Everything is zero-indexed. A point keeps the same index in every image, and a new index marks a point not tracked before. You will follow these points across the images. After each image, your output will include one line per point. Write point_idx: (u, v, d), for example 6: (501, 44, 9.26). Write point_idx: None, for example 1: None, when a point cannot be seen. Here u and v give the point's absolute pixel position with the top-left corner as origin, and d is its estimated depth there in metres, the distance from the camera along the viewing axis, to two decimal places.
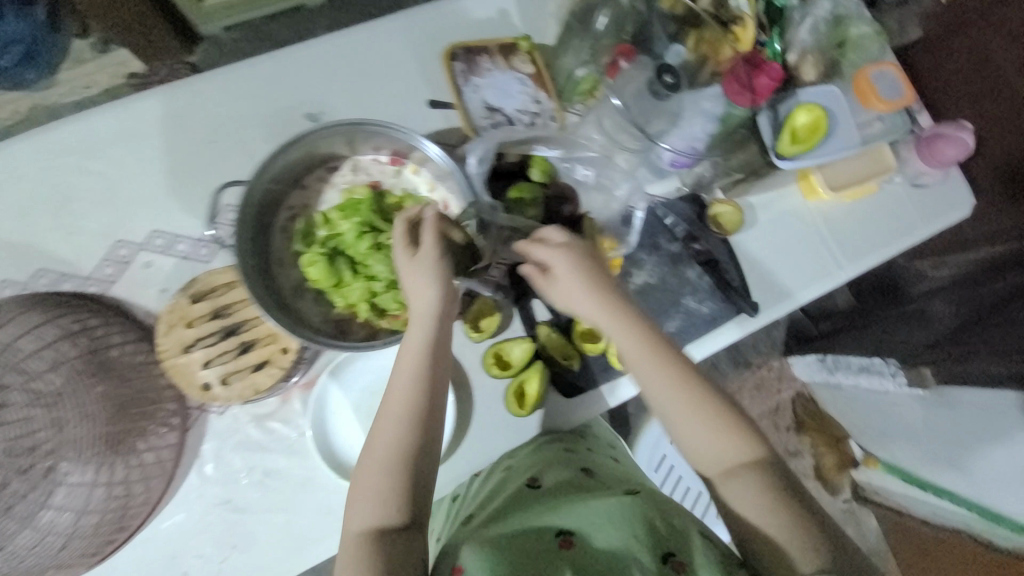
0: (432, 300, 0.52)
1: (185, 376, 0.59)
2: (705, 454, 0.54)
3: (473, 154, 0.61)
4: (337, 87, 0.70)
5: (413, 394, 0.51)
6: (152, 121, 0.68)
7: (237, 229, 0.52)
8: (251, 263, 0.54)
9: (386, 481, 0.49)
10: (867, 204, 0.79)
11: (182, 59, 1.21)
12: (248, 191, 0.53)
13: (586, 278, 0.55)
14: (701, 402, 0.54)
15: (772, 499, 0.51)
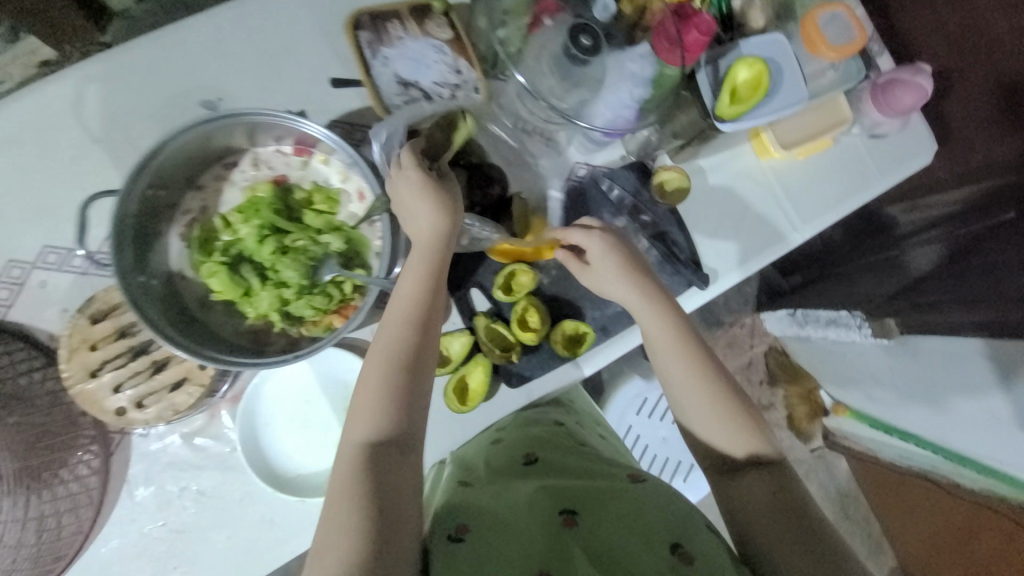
0: (428, 221, 0.51)
1: (96, 403, 0.56)
2: (722, 437, 0.56)
3: (377, 139, 0.56)
4: (233, 69, 0.63)
5: (413, 308, 0.50)
6: (29, 124, 0.60)
7: (111, 243, 0.47)
8: (139, 279, 0.50)
9: (386, 388, 0.48)
10: (822, 159, 0.75)
11: (95, 40, 1.02)
12: (122, 201, 0.48)
13: (623, 263, 0.58)
14: (718, 384, 0.57)
15: (782, 503, 0.51)
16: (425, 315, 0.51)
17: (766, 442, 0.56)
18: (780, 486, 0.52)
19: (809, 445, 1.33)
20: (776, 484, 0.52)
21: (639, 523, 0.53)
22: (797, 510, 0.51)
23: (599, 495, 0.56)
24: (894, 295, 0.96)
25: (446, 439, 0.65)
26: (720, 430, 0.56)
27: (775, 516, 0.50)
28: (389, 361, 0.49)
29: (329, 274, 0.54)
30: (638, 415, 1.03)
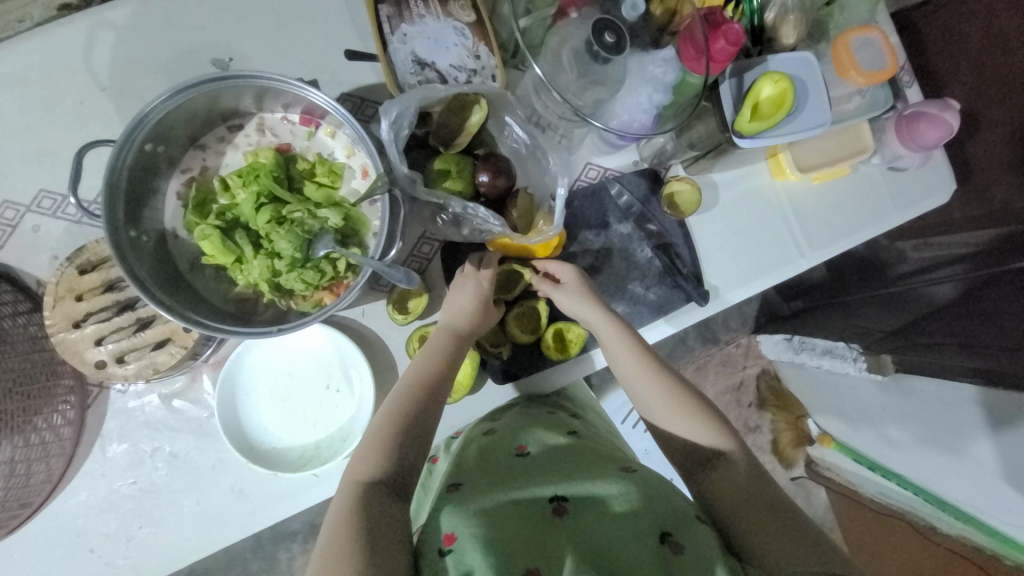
0: (460, 315, 0.58)
1: (76, 354, 0.55)
2: (682, 435, 0.57)
3: (387, 117, 0.51)
4: (249, 30, 0.61)
5: (430, 374, 0.55)
6: (39, 66, 0.59)
7: (103, 195, 0.45)
8: (129, 236, 0.48)
9: (388, 439, 0.51)
10: (838, 185, 0.73)
11: None
12: (118, 152, 0.46)
13: (581, 284, 0.62)
14: (670, 379, 0.59)
15: (761, 496, 0.52)
16: (437, 384, 0.54)
17: (733, 434, 0.57)
18: (755, 478, 0.53)
19: (789, 473, 1.32)
20: (752, 476, 0.53)
21: (631, 509, 0.50)
22: (775, 499, 0.52)
23: (589, 478, 0.53)
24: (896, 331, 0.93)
25: None
26: (687, 427, 0.57)
27: (756, 506, 0.51)
28: (394, 417, 0.52)
29: (323, 249, 0.52)
30: (624, 423, 1.03)
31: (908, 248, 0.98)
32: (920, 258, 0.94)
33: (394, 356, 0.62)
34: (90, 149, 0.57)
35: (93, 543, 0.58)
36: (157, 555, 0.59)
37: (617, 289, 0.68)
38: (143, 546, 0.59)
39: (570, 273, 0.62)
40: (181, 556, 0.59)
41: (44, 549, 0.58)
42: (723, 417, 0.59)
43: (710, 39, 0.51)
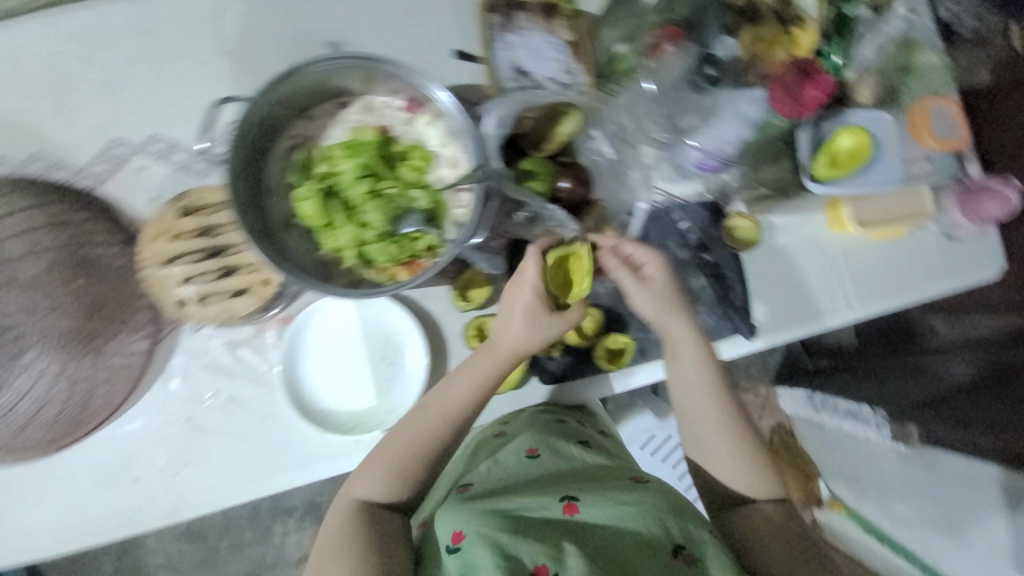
0: (518, 340, 0.56)
1: (163, 289, 0.59)
2: (734, 472, 0.59)
3: (492, 115, 0.56)
4: (364, 18, 0.66)
5: (460, 413, 0.57)
6: (170, 21, 0.64)
7: (230, 145, 0.50)
8: (241, 186, 0.53)
9: (402, 466, 0.55)
10: (892, 246, 0.75)
11: None
12: (250, 108, 0.51)
13: (667, 300, 0.58)
14: (732, 415, 0.60)
15: (785, 536, 0.56)
16: (462, 427, 0.57)
17: (773, 483, 0.60)
18: (778, 520, 0.58)
19: None
20: (776, 517, 0.58)
21: (640, 519, 0.53)
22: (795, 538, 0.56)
23: (601, 488, 0.56)
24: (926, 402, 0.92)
25: None
26: (735, 465, 0.59)
27: (782, 546, 0.55)
28: (415, 446, 0.56)
29: (411, 226, 0.56)
30: (642, 449, 1.01)
31: (942, 324, 0.99)
32: (953, 335, 0.96)
33: (449, 341, 0.65)
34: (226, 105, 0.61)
35: (139, 474, 0.60)
36: (195, 496, 0.61)
37: None
38: (185, 485, 0.61)
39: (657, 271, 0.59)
40: (216, 501, 0.61)
41: (91, 470, 0.60)
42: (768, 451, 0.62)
43: (801, 86, 0.55)
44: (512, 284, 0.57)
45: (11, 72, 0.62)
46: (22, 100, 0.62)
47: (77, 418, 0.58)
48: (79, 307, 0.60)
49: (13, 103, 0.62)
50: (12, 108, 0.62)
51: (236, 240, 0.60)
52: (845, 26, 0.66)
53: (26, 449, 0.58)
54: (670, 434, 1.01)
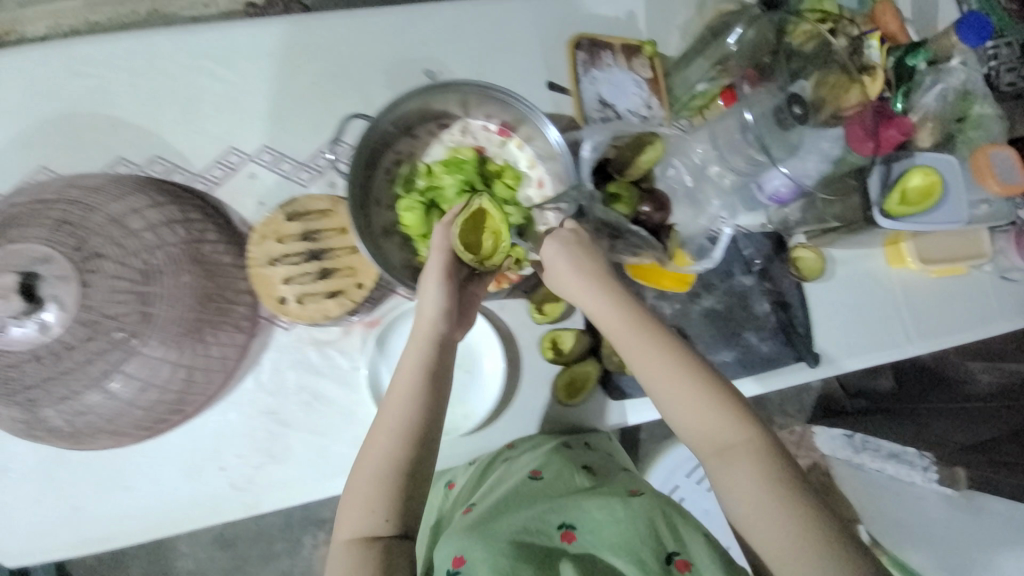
0: (436, 316, 0.53)
1: (266, 287, 0.63)
2: (701, 432, 0.50)
3: (589, 142, 0.62)
4: (460, 50, 0.72)
5: (407, 418, 0.51)
6: (287, 45, 0.70)
7: (353, 159, 0.57)
8: (357, 195, 0.59)
9: (377, 495, 0.48)
10: (951, 284, 0.77)
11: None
12: (372, 127, 0.58)
13: (579, 254, 0.55)
14: (675, 363, 0.51)
15: (769, 489, 0.46)
16: (423, 432, 0.51)
17: (751, 420, 0.50)
18: (765, 465, 0.48)
19: None
20: (763, 462, 0.48)
21: (627, 537, 0.51)
22: (784, 483, 0.47)
23: (596, 504, 0.55)
24: (971, 447, 0.92)
25: (533, 425, 0.68)
26: (694, 417, 0.50)
27: (771, 504, 0.46)
28: (379, 468, 0.49)
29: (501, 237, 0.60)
30: (688, 478, 1.00)
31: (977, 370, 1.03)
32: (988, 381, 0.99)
33: (523, 352, 0.68)
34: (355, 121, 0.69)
35: (226, 463, 0.63)
36: (274, 489, 0.63)
37: (732, 335, 0.72)
38: (268, 478, 0.63)
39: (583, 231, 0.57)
40: (295, 496, 0.63)
41: (180, 458, 0.62)
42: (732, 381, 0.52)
43: (880, 125, 0.60)
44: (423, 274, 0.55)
45: (141, 81, 0.68)
46: (148, 108, 0.68)
47: (173, 408, 0.60)
48: (192, 299, 0.59)
49: (140, 109, 0.67)
50: (139, 114, 0.67)
51: (335, 245, 0.65)
52: (908, 75, 0.71)
53: (121, 433, 0.58)
54: None
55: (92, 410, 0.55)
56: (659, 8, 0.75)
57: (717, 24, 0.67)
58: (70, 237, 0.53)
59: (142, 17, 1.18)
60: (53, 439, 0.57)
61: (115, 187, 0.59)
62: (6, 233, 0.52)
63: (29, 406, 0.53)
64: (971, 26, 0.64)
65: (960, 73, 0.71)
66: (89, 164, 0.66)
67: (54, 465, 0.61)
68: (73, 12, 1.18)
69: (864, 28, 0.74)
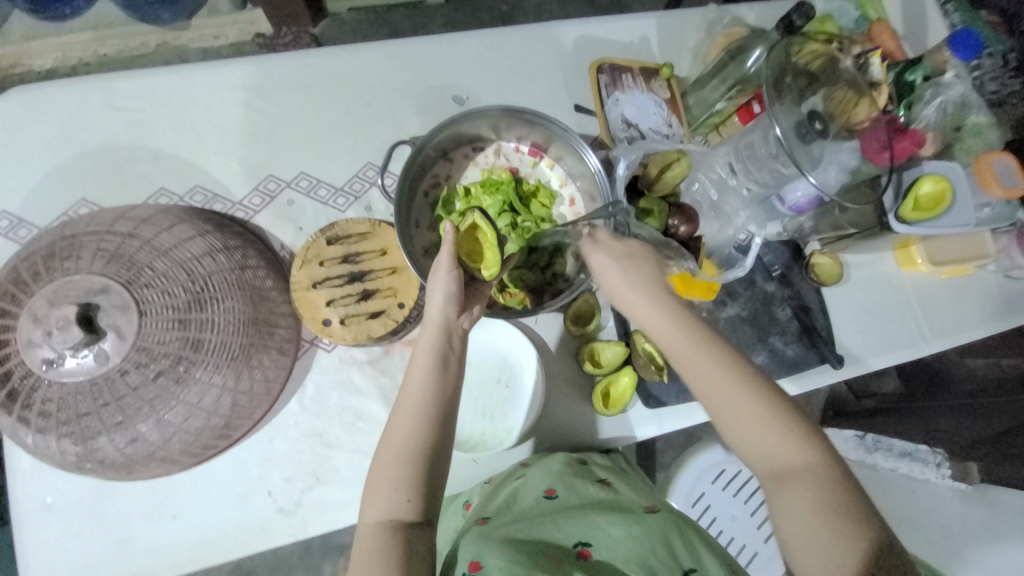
0: (444, 304, 0.53)
1: (311, 310, 0.64)
2: (758, 446, 0.48)
3: (622, 162, 0.65)
4: (485, 76, 0.75)
5: (424, 403, 0.50)
6: (319, 75, 0.73)
7: (399, 183, 0.59)
8: (402, 217, 0.61)
9: (399, 477, 0.48)
10: (958, 284, 0.81)
11: (306, 30, 1.23)
12: (415, 153, 0.61)
13: (628, 266, 0.55)
14: (734, 371, 0.49)
15: (828, 518, 0.43)
16: (440, 415, 0.51)
17: (812, 442, 0.47)
18: (825, 492, 0.45)
19: None
20: (825, 489, 0.45)
21: (644, 556, 0.50)
22: (844, 513, 0.43)
23: (613, 520, 0.54)
24: (980, 442, 0.96)
25: (572, 437, 0.69)
26: (751, 429, 0.48)
27: (829, 534, 0.43)
28: (400, 451, 0.49)
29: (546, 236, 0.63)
30: (713, 485, 0.98)
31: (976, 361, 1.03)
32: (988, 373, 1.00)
33: (560, 365, 0.70)
34: (401, 146, 0.72)
35: (272, 486, 0.63)
36: (320, 512, 0.63)
37: (759, 340, 0.75)
38: (312, 500, 0.63)
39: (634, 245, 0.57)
40: (340, 518, 0.64)
41: (226, 483, 0.63)
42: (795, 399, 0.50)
43: (895, 138, 0.66)
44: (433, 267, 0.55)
45: (178, 114, 0.70)
46: (187, 139, 0.70)
47: (219, 434, 0.59)
48: (238, 325, 0.58)
49: (179, 141, 0.70)
50: (178, 146, 0.70)
51: (375, 266, 0.66)
52: (909, 90, 0.76)
53: (171, 459, 0.58)
54: (740, 470, 0.99)
55: (141, 438, 0.54)
56: (672, 33, 0.79)
57: (734, 47, 0.71)
58: (123, 268, 0.52)
59: (153, 50, 1.21)
60: (103, 470, 0.56)
61: (161, 219, 0.59)
62: (60, 266, 0.52)
63: (85, 438, 0.52)
64: (963, 41, 0.68)
65: (959, 86, 0.74)
66: (132, 197, 0.68)
67: (102, 495, 0.61)
68: (83, 44, 1.19)
69: (864, 46, 0.78)
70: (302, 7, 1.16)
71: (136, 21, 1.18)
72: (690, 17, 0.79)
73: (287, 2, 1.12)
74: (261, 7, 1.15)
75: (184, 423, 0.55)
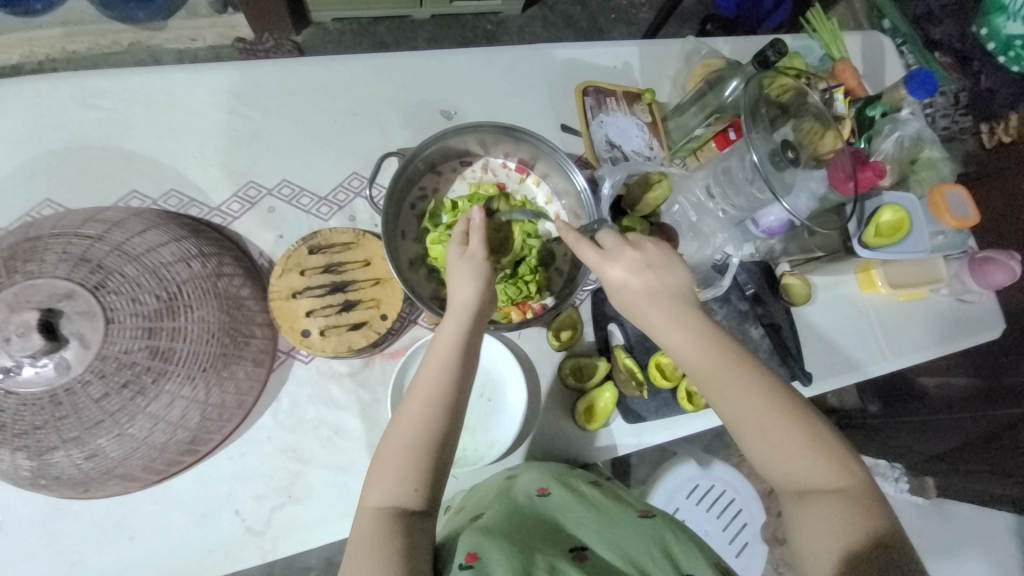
0: (475, 294, 0.53)
1: (290, 320, 0.62)
2: (789, 466, 0.49)
3: (607, 181, 0.67)
4: (473, 92, 0.77)
5: (442, 389, 0.50)
6: (307, 83, 0.72)
7: (388, 195, 0.59)
8: (389, 228, 0.61)
9: (408, 464, 0.48)
10: (914, 306, 0.85)
11: (289, 37, 1.22)
12: (404, 165, 0.61)
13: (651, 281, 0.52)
14: (771, 392, 0.50)
15: (855, 535, 0.46)
16: (454, 403, 0.50)
17: (840, 465, 0.49)
18: (852, 511, 0.47)
19: None
20: (854, 508, 0.47)
21: (638, 555, 0.52)
22: (862, 532, 0.46)
23: (611, 525, 0.55)
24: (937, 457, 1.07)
25: (553, 453, 0.69)
26: (784, 450, 0.49)
27: (849, 550, 0.45)
28: (411, 437, 0.49)
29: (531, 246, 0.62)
30: (687, 500, 0.98)
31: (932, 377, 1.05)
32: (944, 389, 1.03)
33: (542, 379, 0.70)
34: (388, 158, 0.72)
35: (241, 505, 0.60)
36: (293, 531, 0.61)
37: None
38: (285, 519, 0.61)
39: (655, 252, 0.54)
40: (314, 538, 0.61)
41: (191, 501, 0.59)
42: (825, 423, 0.51)
43: (858, 169, 0.71)
44: (463, 256, 0.54)
45: (155, 116, 0.68)
46: (164, 141, 0.68)
47: (185, 449, 0.56)
48: (212, 334, 0.55)
49: (155, 143, 0.67)
50: (155, 148, 0.67)
51: (358, 277, 0.65)
52: (869, 124, 0.81)
53: (133, 476, 0.54)
54: (713, 484, 1.00)
55: (102, 454, 0.51)
56: (653, 60, 0.83)
57: (712, 76, 0.74)
58: (90, 273, 0.50)
59: (125, 49, 1.17)
60: (58, 487, 0.53)
61: (133, 222, 0.57)
62: (20, 269, 0.49)
63: (40, 452, 0.49)
64: (919, 83, 0.74)
65: (914, 122, 0.81)
66: (102, 198, 0.65)
67: (53, 515, 0.57)
68: (51, 40, 1.14)
69: (829, 82, 0.84)
70: (285, 13, 1.16)
71: (109, 20, 1.14)
72: (670, 47, 0.83)
73: (270, 9, 1.12)
74: (244, 12, 1.14)
75: (149, 437, 0.52)
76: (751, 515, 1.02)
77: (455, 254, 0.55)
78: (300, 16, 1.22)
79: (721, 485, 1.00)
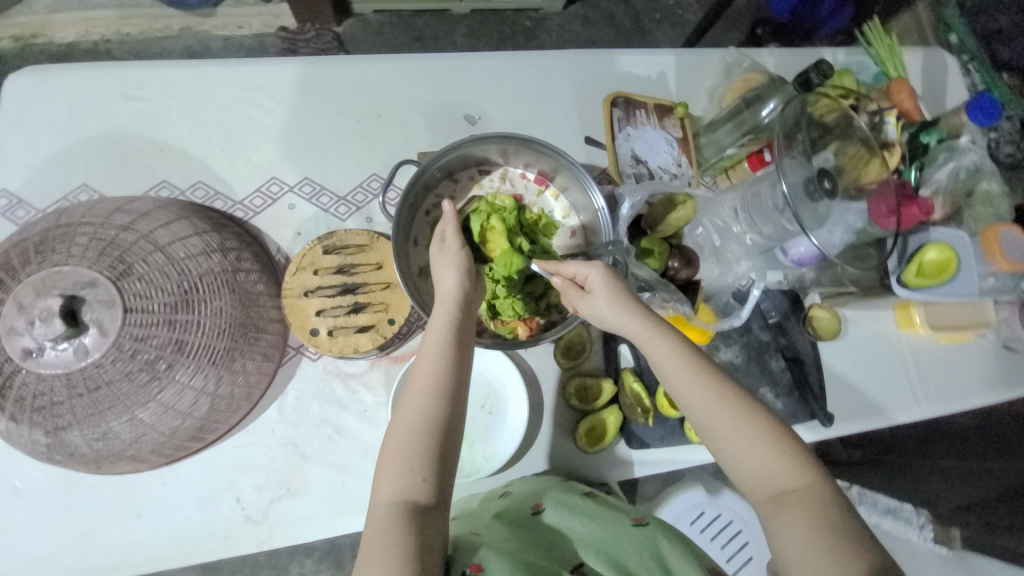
0: (458, 281, 0.55)
1: (300, 318, 0.63)
2: (756, 470, 0.49)
3: (627, 202, 0.65)
4: (500, 98, 0.75)
5: (432, 373, 0.51)
6: (334, 80, 0.72)
7: (400, 201, 0.59)
8: (400, 234, 0.61)
9: (412, 453, 0.48)
10: (956, 350, 0.79)
11: (330, 28, 1.24)
12: (420, 173, 0.61)
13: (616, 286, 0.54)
14: (734, 397, 0.51)
15: (828, 541, 0.44)
16: (452, 386, 0.51)
17: (806, 465, 0.49)
18: (820, 515, 0.46)
19: None
20: (824, 512, 0.46)
21: (634, 566, 0.52)
22: (840, 533, 0.44)
23: (606, 537, 0.55)
24: (963, 508, 1.01)
25: (551, 472, 0.68)
26: (750, 452, 0.49)
27: (826, 552, 0.44)
28: (413, 425, 0.50)
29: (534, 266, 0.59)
30: (691, 526, 0.94)
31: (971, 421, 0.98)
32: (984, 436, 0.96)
33: (545, 397, 0.69)
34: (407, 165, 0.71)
35: (241, 492, 0.62)
36: (289, 523, 0.62)
37: (749, 390, 0.71)
38: (282, 510, 0.62)
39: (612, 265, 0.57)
40: (307, 532, 0.62)
41: (196, 483, 0.62)
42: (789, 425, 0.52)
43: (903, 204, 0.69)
44: (442, 247, 0.57)
45: (189, 108, 0.70)
46: (195, 134, 0.70)
47: (193, 435, 0.58)
48: (224, 327, 0.57)
49: (186, 135, 0.69)
50: (185, 140, 0.69)
51: (369, 279, 0.66)
52: (922, 151, 0.76)
53: (140, 458, 0.57)
54: (720, 513, 0.96)
55: (111, 437, 0.53)
56: (691, 72, 0.79)
57: (750, 94, 0.71)
58: (113, 262, 0.52)
59: (176, 34, 1.21)
60: (73, 463, 0.56)
61: (158, 215, 0.58)
62: (50, 255, 0.51)
63: (56, 429, 0.52)
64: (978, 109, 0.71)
65: (972, 152, 0.75)
66: (133, 186, 0.68)
67: (71, 485, 0.60)
68: (106, 21, 1.19)
69: (881, 104, 0.78)
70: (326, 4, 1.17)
71: (162, 4, 1.18)
72: (710, 58, 0.79)
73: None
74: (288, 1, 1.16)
75: (160, 421, 0.54)
76: (757, 548, 0.98)
77: (436, 252, 0.57)
78: (342, 6, 1.24)
79: (728, 515, 0.97)
